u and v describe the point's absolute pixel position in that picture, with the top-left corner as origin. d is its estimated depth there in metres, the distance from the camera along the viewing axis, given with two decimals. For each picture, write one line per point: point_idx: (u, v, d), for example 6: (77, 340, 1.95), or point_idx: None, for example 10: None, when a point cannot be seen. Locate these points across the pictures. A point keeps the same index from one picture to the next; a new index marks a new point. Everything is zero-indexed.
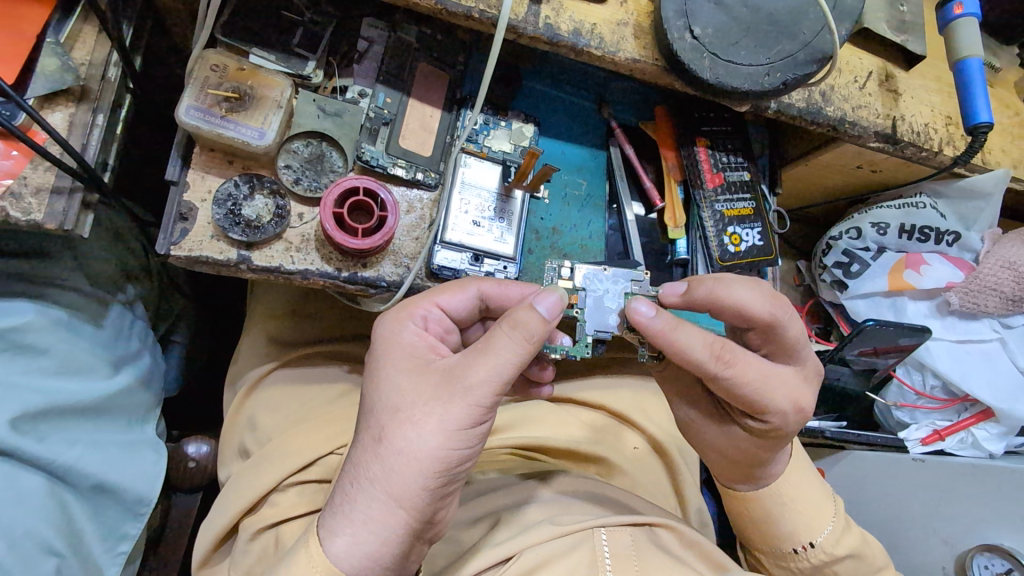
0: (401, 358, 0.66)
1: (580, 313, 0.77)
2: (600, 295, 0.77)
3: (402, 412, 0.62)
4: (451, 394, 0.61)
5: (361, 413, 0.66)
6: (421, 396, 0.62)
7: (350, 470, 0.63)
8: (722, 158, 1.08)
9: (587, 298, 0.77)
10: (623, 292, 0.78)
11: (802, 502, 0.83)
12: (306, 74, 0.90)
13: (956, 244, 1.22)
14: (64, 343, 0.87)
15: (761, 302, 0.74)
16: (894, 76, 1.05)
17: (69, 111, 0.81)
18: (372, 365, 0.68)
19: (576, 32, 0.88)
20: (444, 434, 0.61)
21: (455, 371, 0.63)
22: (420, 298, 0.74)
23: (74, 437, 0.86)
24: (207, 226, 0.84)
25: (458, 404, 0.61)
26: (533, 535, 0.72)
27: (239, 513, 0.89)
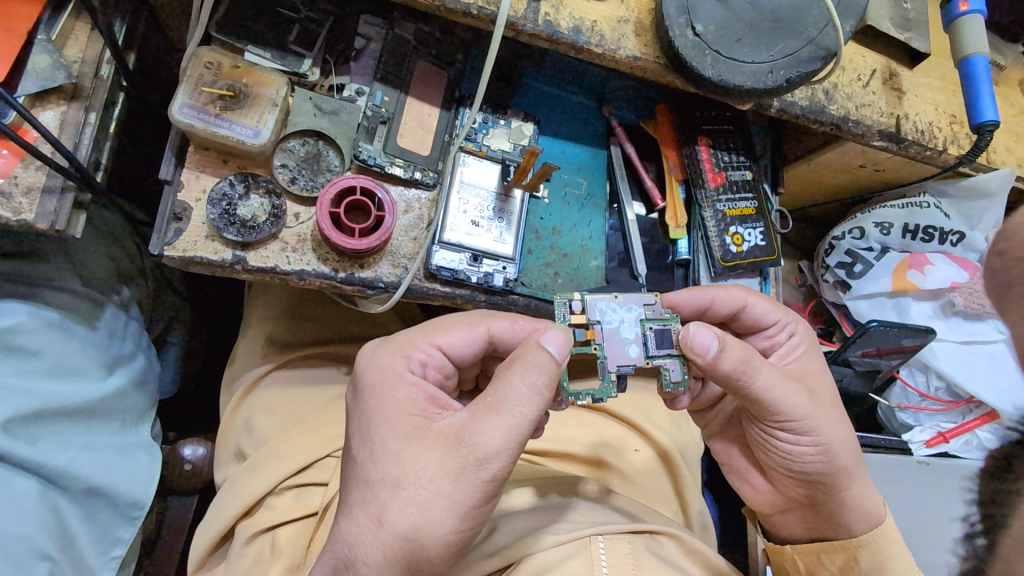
0: (397, 420, 0.62)
1: (599, 349, 0.71)
2: (616, 325, 0.72)
3: (407, 490, 0.58)
4: (462, 466, 0.58)
5: (353, 483, 0.62)
6: (426, 469, 0.58)
7: (345, 553, 0.59)
8: (724, 157, 1.07)
9: (603, 331, 0.71)
10: (639, 318, 0.73)
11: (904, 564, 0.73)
12: (302, 71, 0.89)
13: (960, 244, 1.20)
14: (57, 344, 0.86)
15: (736, 289, 0.82)
16: (897, 75, 1.04)
17: (61, 109, 0.80)
18: (366, 427, 0.63)
19: (576, 29, 0.86)
20: (452, 513, 0.58)
21: (464, 437, 0.59)
22: (418, 338, 0.70)
23: (66, 440, 0.86)
24: (201, 226, 0.83)
25: (470, 481, 0.58)
26: (532, 543, 0.71)
27: (233, 518, 0.88)
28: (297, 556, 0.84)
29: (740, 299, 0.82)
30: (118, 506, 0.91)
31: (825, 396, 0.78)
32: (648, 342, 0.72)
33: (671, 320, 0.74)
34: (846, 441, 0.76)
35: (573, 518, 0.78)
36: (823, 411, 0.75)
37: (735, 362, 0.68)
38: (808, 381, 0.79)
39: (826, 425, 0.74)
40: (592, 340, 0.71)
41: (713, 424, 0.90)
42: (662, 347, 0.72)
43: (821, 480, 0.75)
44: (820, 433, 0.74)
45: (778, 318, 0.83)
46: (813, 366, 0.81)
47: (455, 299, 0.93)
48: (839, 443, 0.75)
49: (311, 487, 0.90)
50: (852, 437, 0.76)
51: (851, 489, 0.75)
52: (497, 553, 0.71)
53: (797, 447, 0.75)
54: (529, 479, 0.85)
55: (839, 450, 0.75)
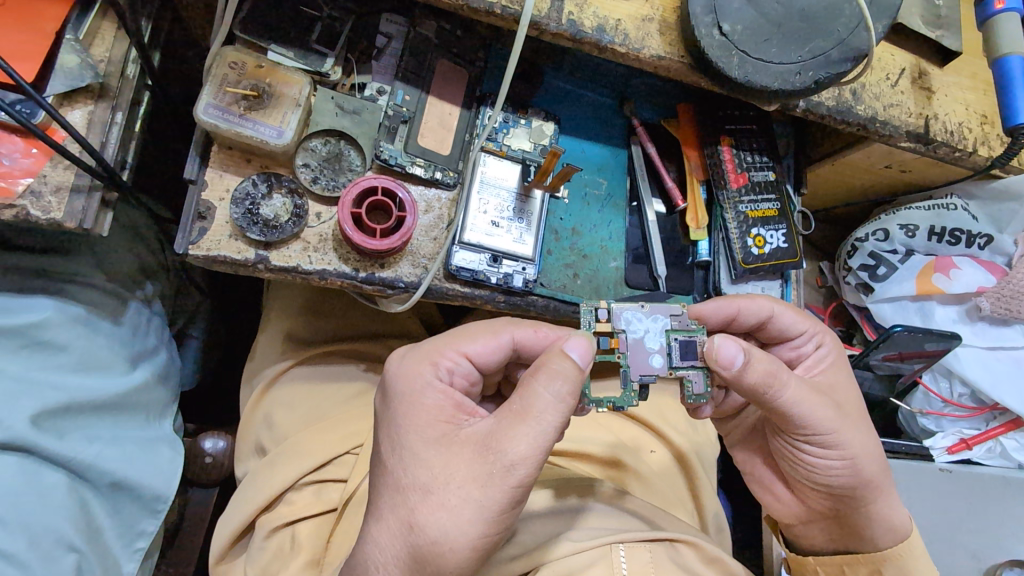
0: (427, 425, 0.62)
1: (623, 357, 0.71)
2: (641, 335, 0.72)
3: (437, 496, 0.58)
4: (491, 472, 0.58)
5: (383, 488, 0.62)
6: (455, 475, 0.59)
7: (373, 555, 0.60)
8: (746, 157, 1.05)
9: (628, 340, 0.71)
10: (664, 329, 0.72)
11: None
12: (324, 71, 0.89)
13: (988, 247, 1.18)
14: (84, 339, 0.88)
15: (762, 299, 0.80)
16: (927, 74, 1.02)
17: (89, 108, 0.80)
18: (397, 433, 0.63)
19: (600, 28, 0.85)
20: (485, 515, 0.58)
21: (493, 444, 0.59)
22: (445, 346, 0.70)
23: (93, 434, 0.88)
24: (224, 225, 0.83)
25: (499, 488, 0.58)
26: (550, 551, 0.72)
27: (253, 513, 0.89)
28: (317, 551, 0.85)
29: (766, 309, 0.80)
30: (142, 499, 0.92)
31: (850, 410, 0.77)
32: (673, 352, 0.72)
33: (697, 331, 0.73)
34: (871, 456, 0.75)
35: (592, 524, 0.78)
36: (849, 424, 0.74)
37: (761, 375, 0.68)
38: (833, 393, 0.78)
39: (853, 438, 0.74)
40: (612, 342, 0.71)
41: (734, 434, 0.90)
42: (686, 358, 0.72)
43: (842, 492, 0.75)
44: (846, 447, 0.73)
45: (805, 328, 0.82)
46: (840, 380, 0.80)
47: (475, 300, 0.93)
48: (864, 456, 0.74)
49: (330, 484, 0.90)
50: (877, 449, 0.76)
51: (876, 505, 0.74)
52: (518, 557, 0.72)
53: (822, 460, 0.75)
54: (547, 481, 0.85)
55: (865, 464, 0.74)
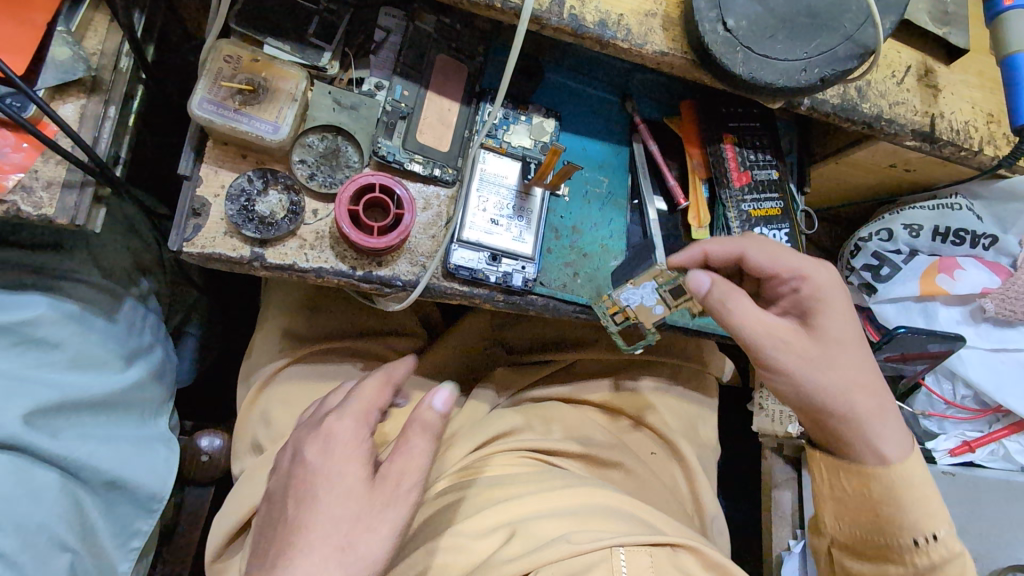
0: (336, 464, 0.67)
1: (635, 319, 0.91)
2: (641, 298, 0.90)
3: (352, 525, 0.65)
4: (392, 497, 0.67)
5: (296, 527, 0.65)
6: (362, 506, 0.66)
7: None
8: (749, 156, 1.04)
9: (632, 309, 0.91)
10: (653, 288, 0.90)
11: (926, 494, 0.78)
12: (322, 65, 0.88)
13: (993, 248, 1.17)
14: (77, 337, 0.87)
15: (733, 241, 0.86)
16: (933, 71, 1.00)
17: (81, 102, 0.79)
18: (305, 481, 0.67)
19: (602, 23, 0.84)
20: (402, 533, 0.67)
21: (390, 475, 0.68)
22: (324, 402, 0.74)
23: (87, 432, 0.87)
24: (219, 222, 0.82)
25: (398, 508, 0.67)
26: (547, 552, 0.72)
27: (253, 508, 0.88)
28: None
29: (739, 249, 0.86)
30: (136, 498, 0.92)
31: (833, 341, 0.81)
32: (667, 300, 0.89)
33: (678, 277, 0.88)
34: (853, 380, 0.80)
35: (593, 525, 0.78)
36: (805, 357, 0.80)
37: (718, 298, 0.81)
38: (806, 329, 0.82)
39: (807, 370, 0.80)
40: (620, 312, 0.92)
41: None
42: (679, 298, 0.89)
43: (837, 420, 0.80)
44: (798, 377, 0.80)
45: (784, 266, 0.84)
46: (817, 319, 0.82)
47: (474, 299, 0.92)
48: (822, 388, 0.79)
49: None
50: (842, 382, 0.79)
51: (871, 430, 0.79)
52: (518, 558, 0.72)
53: (779, 389, 0.82)
54: (549, 484, 0.84)
55: (822, 394, 0.79)
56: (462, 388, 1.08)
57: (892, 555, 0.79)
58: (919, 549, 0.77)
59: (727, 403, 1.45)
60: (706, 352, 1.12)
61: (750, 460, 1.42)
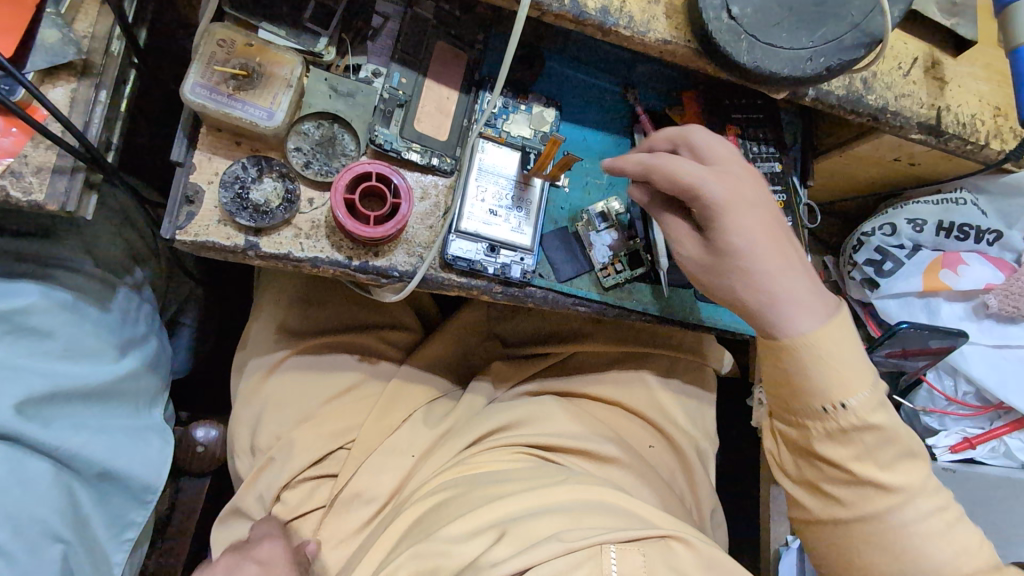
0: None
1: (620, 255, 0.97)
2: (602, 235, 0.97)
3: None
4: None
5: None
6: None
7: None
8: (751, 148, 1.03)
9: (606, 253, 0.97)
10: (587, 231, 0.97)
11: (847, 368, 0.76)
12: (318, 51, 0.86)
13: (997, 244, 1.16)
14: (70, 325, 0.85)
15: (640, 158, 0.80)
16: (941, 63, 0.98)
17: (71, 86, 0.77)
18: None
19: (604, 10, 0.82)
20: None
21: None
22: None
23: (81, 422, 0.86)
24: (213, 210, 0.81)
25: None
26: (539, 552, 0.70)
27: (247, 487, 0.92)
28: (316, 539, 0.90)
29: (643, 164, 0.80)
30: (131, 489, 0.92)
31: (724, 252, 0.77)
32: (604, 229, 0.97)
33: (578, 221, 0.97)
34: (749, 279, 0.77)
35: (587, 521, 0.77)
36: (713, 268, 0.79)
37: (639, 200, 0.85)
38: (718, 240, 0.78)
39: (713, 279, 0.80)
40: (617, 260, 0.97)
41: None
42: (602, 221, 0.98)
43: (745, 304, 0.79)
44: (704, 285, 0.82)
45: (683, 181, 0.77)
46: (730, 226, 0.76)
47: (472, 290, 0.91)
48: (724, 293, 0.80)
49: (323, 480, 0.94)
50: (746, 287, 0.77)
51: (771, 319, 0.78)
52: (507, 559, 0.70)
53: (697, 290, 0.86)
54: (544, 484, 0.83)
55: (726, 298, 0.80)
56: (459, 382, 1.07)
57: (806, 421, 0.79)
58: (826, 417, 0.76)
59: (726, 397, 1.45)
60: (704, 344, 1.10)
61: (748, 455, 1.41)
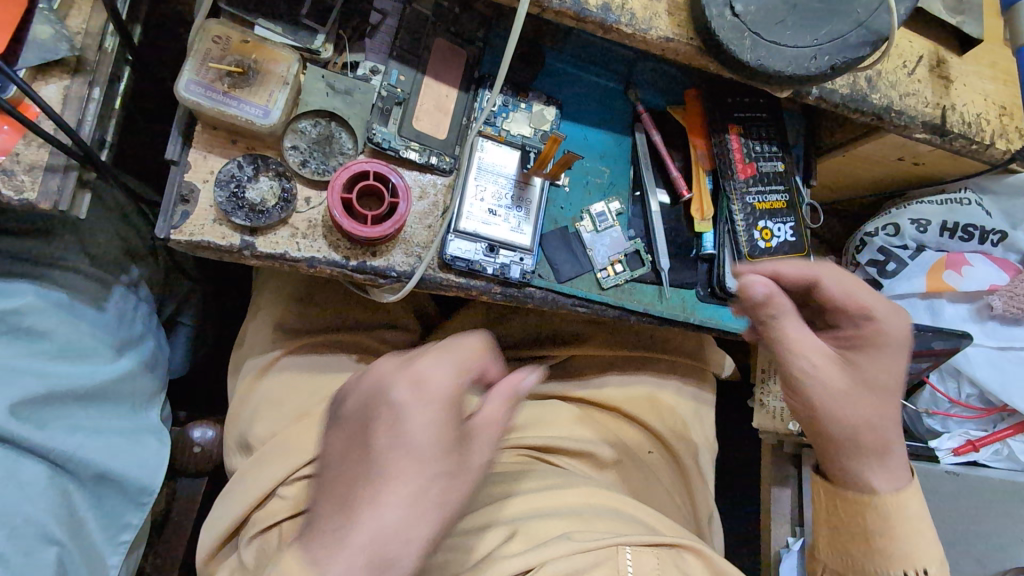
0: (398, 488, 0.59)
1: (620, 256, 0.97)
2: (602, 235, 0.96)
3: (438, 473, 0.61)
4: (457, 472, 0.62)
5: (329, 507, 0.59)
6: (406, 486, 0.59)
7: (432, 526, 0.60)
8: (754, 147, 1.01)
9: (607, 253, 0.96)
10: (589, 231, 0.96)
11: (920, 528, 0.77)
12: (315, 47, 0.85)
13: (1001, 244, 1.16)
14: (64, 325, 0.84)
15: (801, 267, 0.81)
16: (946, 62, 0.97)
17: (64, 83, 0.76)
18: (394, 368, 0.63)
19: (605, 6, 0.81)
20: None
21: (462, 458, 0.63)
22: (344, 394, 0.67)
23: (76, 424, 0.85)
24: (208, 209, 0.80)
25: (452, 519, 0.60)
26: (552, 549, 0.70)
27: (245, 511, 0.87)
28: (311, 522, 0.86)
29: (813, 272, 0.80)
30: (127, 492, 0.91)
31: (864, 383, 0.79)
32: (604, 229, 0.97)
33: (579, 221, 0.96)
34: (873, 421, 0.78)
35: (595, 525, 0.77)
36: (845, 394, 0.78)
37: (764, 299, 0.76)
38: (860, 368, 0.79)
39: (839, 402, 0.78)
40: (618, 261, 0.97)
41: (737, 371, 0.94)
42: (603, 221, 0.97)
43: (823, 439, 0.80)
44: (818, 409, 0.79)
45: (858, 304, 0.79)
46: (870, 356, 0.79)
47: (470, 291, 0.90)
48: (845, 420, 0.78)
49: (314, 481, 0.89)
50: (864, 424, 0.78)
51: (868, 464, 0.78)
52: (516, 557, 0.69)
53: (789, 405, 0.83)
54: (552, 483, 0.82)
55: (837, 429, 0.78)
56: None
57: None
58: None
59: (727, 398, 1.44)
60: (705, 346, 1.11)
61: (749, 455, 1.41)
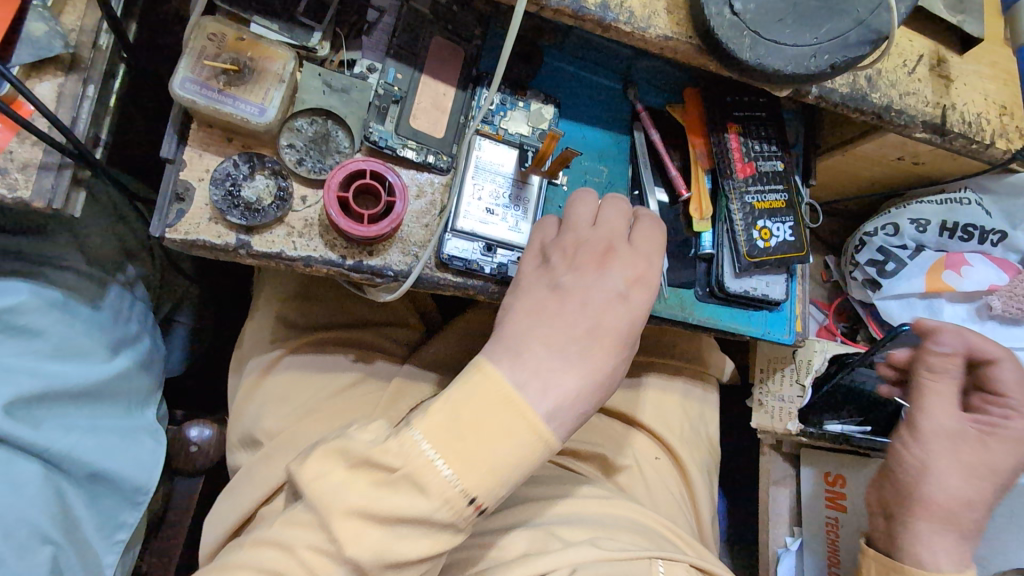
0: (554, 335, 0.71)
1: None
2: None
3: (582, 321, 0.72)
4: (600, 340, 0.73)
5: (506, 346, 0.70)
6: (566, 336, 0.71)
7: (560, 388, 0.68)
8: (754, 146, 1.01)
9: None
10: None
11: None
12: (312, 45, 0.84)
13: (1001, 244, 1.15)
14: (59, 324, 0.84)
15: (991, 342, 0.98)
16: (946, 61, 0.97)
17: (58, 80, 0.75)
18: (593, 268, 0.76)
19: (603, 5, 0.80)
20: (436, 463, 0.60)
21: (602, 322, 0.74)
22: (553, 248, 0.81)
23: (71, 424, 0.84)
24: (204, 208, 0.79)
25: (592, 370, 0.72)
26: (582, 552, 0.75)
27: (254, 505, 0.86)
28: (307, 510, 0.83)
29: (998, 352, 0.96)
30: (122, 491, 0.91)
31: (975, 466, 0.89)
32: None
33: None
34: (973, 500, 0.87)
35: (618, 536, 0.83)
36: (993, 465, 0.89)
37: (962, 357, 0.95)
38: (979, 453, 0.90)
39: (946, 469, 0.88)
40: None
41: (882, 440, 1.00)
42: None
43: (924, 502, 0.88)
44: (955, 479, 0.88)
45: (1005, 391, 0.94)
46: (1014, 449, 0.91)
47: (467, 290, 0.89)
48: (943, 485, 0.88)
49: None
50: (960, 498, 0.87)
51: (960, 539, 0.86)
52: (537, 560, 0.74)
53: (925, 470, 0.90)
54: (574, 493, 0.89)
55: (939, 494, 0.87)
56: None
57: None
58: None
59: (725, 397, 1.44)
60: (705, 351, 1.14)
61: (747, 454, 1.41)
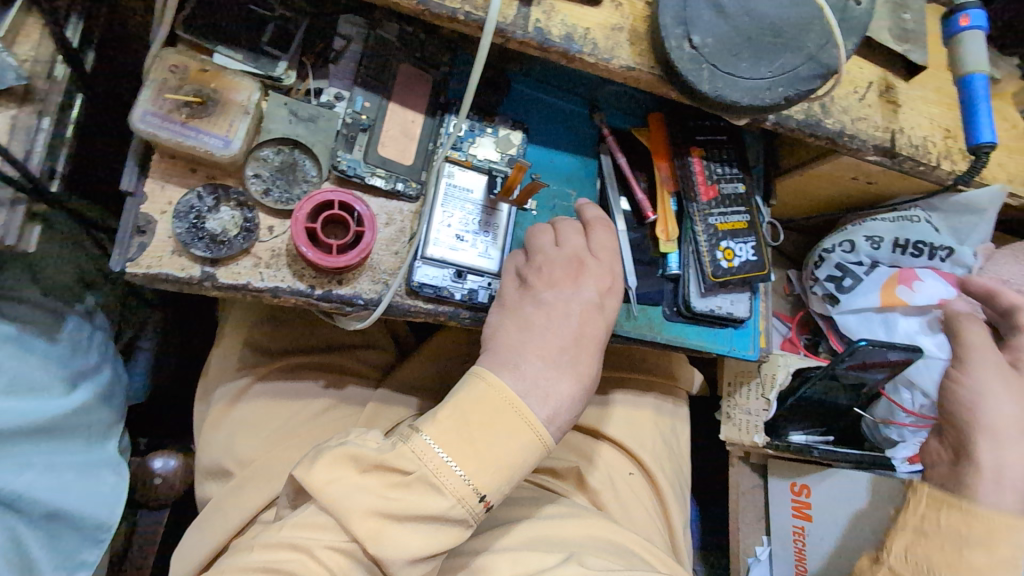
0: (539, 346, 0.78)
1: None
2: None
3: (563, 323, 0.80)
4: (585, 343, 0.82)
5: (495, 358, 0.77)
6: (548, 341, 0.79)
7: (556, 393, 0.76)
8: (716, 169, 1.04)
9: None
10: None
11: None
12: (277, 75, 0.84)
13: (950, 259, 1.20)
14: (13, 359, 0.81)
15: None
16: (894, 87, 1.02)
17: (11, 112, 0.73)
18: (569, 282, 0.82)
19: (568, 36, 0.82)
20: (448, 463, 0.68)
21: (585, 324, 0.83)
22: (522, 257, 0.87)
23: (25, 461, 0.81)
24: (167, 240, 0.78)
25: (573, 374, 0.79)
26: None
27: (228, 537, 0.86)
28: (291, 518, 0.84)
29: None
30: (82, 529, 0.88)
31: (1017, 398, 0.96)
32: None
33: None
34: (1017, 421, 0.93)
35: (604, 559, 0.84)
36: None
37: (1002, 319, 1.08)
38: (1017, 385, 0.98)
39: (992, 391, 0.97)
40: None
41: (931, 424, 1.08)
42: None
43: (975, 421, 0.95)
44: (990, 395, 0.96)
45: None
46: None
47: (438, 316, 0.89)
48: (987, 403, 0.96)
49: None
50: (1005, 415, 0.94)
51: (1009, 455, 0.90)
52: None
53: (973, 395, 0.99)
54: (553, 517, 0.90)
55: (984, 408, 0.95)
56: None
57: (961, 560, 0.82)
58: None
59: (696, 409, 1.47)
60: (675, 365, 1.16)
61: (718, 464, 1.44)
